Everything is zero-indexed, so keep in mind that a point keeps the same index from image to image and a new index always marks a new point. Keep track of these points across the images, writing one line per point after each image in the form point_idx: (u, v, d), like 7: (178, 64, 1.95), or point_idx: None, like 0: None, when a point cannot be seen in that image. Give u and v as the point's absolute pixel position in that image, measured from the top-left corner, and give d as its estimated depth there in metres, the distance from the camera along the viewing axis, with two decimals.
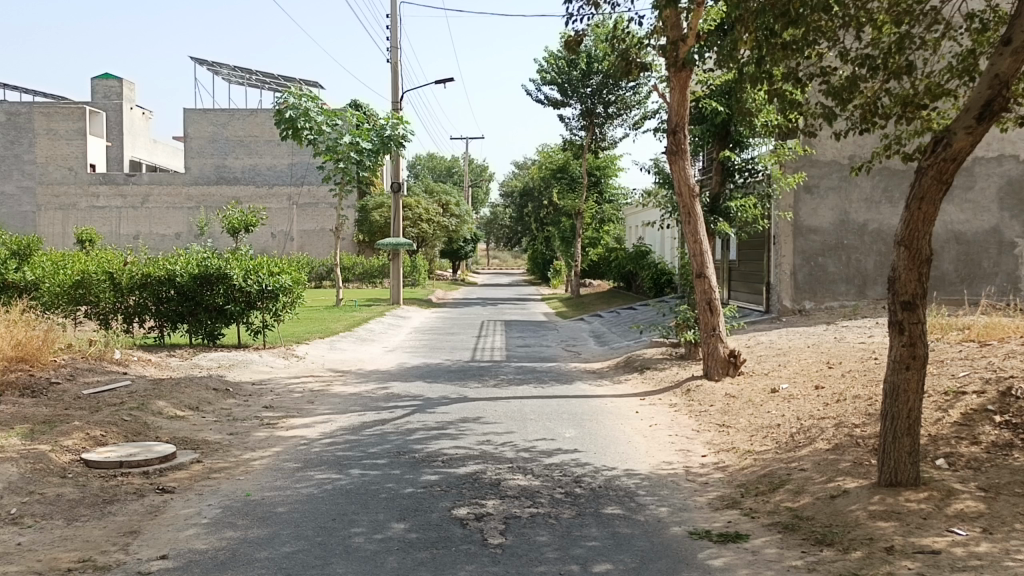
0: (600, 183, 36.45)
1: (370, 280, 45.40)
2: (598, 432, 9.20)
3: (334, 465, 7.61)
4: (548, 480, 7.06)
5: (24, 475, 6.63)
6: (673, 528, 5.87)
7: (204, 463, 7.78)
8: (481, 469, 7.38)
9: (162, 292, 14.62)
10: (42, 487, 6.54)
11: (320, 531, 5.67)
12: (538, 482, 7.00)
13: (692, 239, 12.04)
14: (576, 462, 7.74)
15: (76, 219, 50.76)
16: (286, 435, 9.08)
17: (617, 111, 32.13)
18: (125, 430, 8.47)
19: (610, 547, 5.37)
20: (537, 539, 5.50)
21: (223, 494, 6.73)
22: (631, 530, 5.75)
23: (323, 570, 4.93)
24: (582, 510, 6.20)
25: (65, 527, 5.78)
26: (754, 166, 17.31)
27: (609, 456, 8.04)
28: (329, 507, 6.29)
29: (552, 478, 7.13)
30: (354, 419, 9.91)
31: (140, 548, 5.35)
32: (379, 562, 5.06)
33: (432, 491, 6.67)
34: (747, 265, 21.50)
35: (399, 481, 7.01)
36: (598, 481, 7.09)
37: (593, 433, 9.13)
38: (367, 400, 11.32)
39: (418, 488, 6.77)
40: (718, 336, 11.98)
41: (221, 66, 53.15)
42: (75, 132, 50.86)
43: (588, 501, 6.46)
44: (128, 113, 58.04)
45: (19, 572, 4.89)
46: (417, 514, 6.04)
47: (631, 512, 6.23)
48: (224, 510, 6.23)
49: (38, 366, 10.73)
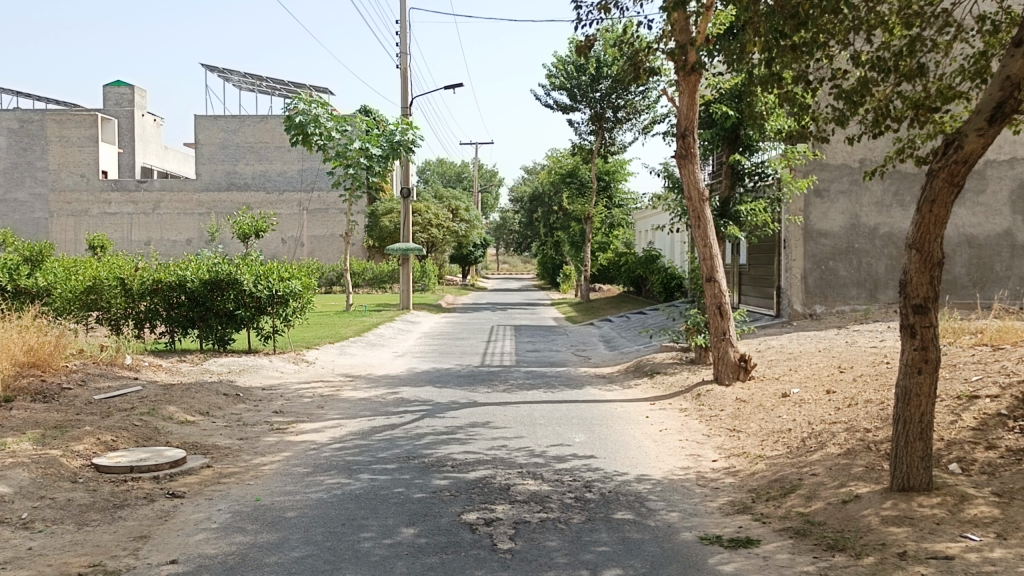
0: (610, 187, 36.38)
1: (380, 286, 45.43)
2: (608, 436, 9.18)
3: (343, 470, 7.62)
4: (559, 485, 7.04)
5: (36, 480, 6.67)
6: (684, 533, 5.84)
7: (215, 468, 7.80)
8: (491, 473, 7.37)
9: (173, 298, 14.71)
10: (53, 491, 6.57)
11: (329, 536, 5.67)
12: (548, 486, 6.99)
13: (702, 243, 12.00)
14: (587, 466, 7.72)
15: (87, 224, 50.68)
16: (296, 440, 9.09)
17: (627, 116, 32.06)
18: (136, 435, 8.50)
19: (620, 552, 5.35)
20: (547, 544, 5.49)
21: (234, 499, 6.74)
22: (642, 535, 5.72)
23: None
24: (592, 515, 6.17)
25: (76, 531, 5.80)
26: (764, 170, 17.26)
27: (620, 461, 8.01)
28: (338, 512, 6.28)
29: (563, 483, 7.12)
30: (364, 424, 9.91)
31: (150, 553, 5.36)
32: (388, 567, 5.06)
33: (442, 496, 6.66)
34: (758, 269, 21.44)
35: (409, 486, 7.00)
36: (608, 486, 7.06)
37: (603, 438, 9.11)
38: (377, 405, 11.32)
39: (428, 493, 6.76)
40: (728, 341, 11.94)
41: (233, 74, 53.64)
42: (88, 139, 51.38)
43: (598, 506, 6.43)
44: (140, 120, 58.50)
45: None
46: (427, 519, 6.03)
47: (642, 517, 6.20)
48: (235, 515, 6.24)
49: (49, 371, 10.81)
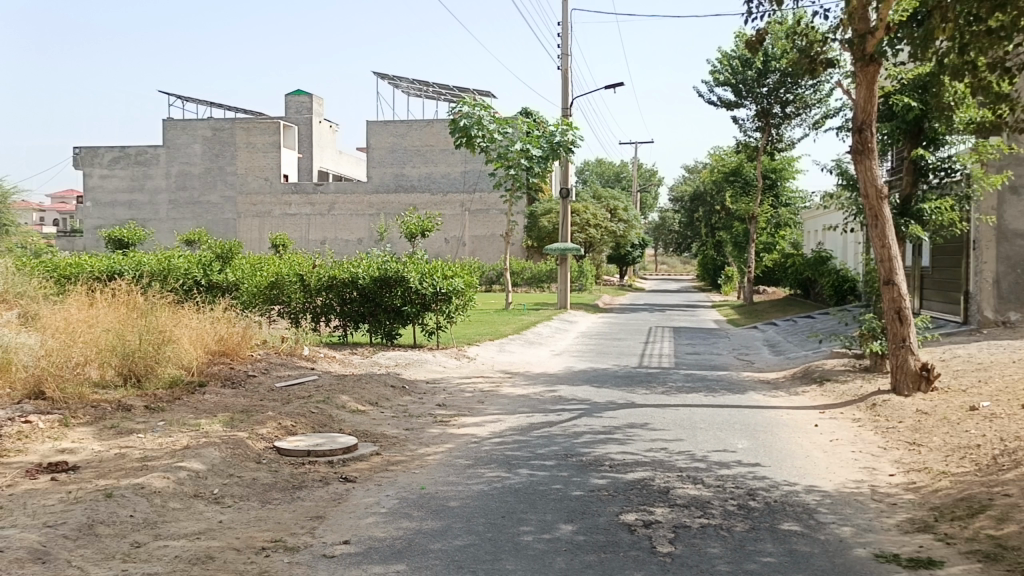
0: (777, 185, 34.97)
1: (538, 285, 45.92)
2: (772, 444, 8.84)
3: (503, 465, 7.78)
4: (720, 491, 6.86)
5: (225, 459, 7.26)
6: (857, 549, 5.53)
7: (383, 456, 8.19)
8: (649, 475, 7.30)
9: (346, 294, 15.59)
10: (240, 470, 7.13)
11: (490, 527, 5.81)
12: (708, 492, 6.83)
13: (879, 243, 11.27)
14: (751, 474, 7.47)
15: (270, 225, 54.61)
16: (458, 433, 9.39)
17: (796, 111, 30.67)
18: (312, 421, 9.07)
19: (787, 565, 5.14)
20: (708, 551, 5.37)
21: (400, 486, 7.05)
22: (810, 549, 5.47)
23: (494, 566, 5.04)
24: (756, 524, 5.97)
25: (260, 508, 6.28)
26: (951, 166, 16.01)
27: (786, 470, 7.69)
28: (499, 505, 6.43)
29: (725, 489, 6.93)
30: (522, 421, 10.08)
31: (325, 533, 5.71)
32: (547, 562, 5.12)
33: (600, 495, 6.66)
34: (942, 272, 19.92)
35: (567, 483, 7.05)
36: (773, 495, 6.81)
37: (767, 445, 8.78)
38: (536, 402, 11.48)
39: (586, 491, 6.79)
40: (908, 348, 11.18)
41: (401, 80, 56.08)
42: (271, 146, 55.37)
43: (762, 515, 6.22)
44: (317, 126, 62.36)
45: (221, 547, 5.35)
46: (585, 517, 6.05)
47: (811, 529, 5.93)
48: (401, 501, 6.53)
49: (237, 360, 11.75)
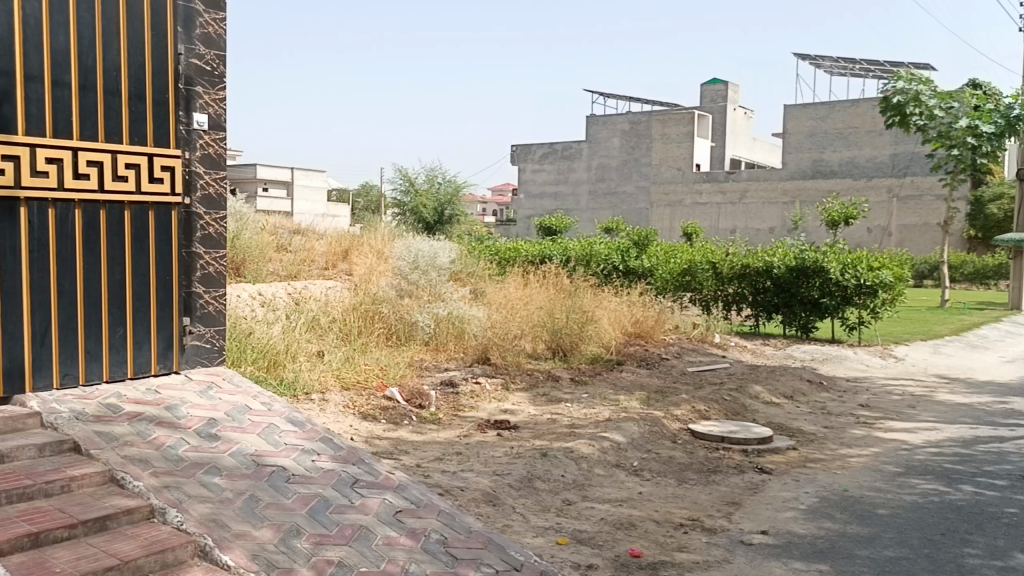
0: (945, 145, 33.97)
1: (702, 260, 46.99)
2: (867, 431, 10.34)
3: (626, 418, 9.97)
4: (789, 468, 8.68)
5: (413, 404, 10.01)
6: (870, 507, 7.24)
7: (533, 405, 10.62)
8: (738, 453, 9.21)
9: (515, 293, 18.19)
10: (424, 409, 9.85)
11: (596, 472, 8.06)
12: (780, 469, 8.66)
13: None
14: (827, 456, 9.17)
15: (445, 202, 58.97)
16: (599, 388, 11.62)
17: None
18: (482, 374, 11.67)
19: (805, 516, 7.01)
20: (751, 509, 7.32)
21: (540, 429, 9.44)
22: (833, 507, 7.26)
23: (589, 500, 7.32)
24: (804, 492, 7.79)
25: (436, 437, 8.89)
26: None
27: (862, 453, 9.29)
28: (609, 447, 8.65)
29: (794, 467, 8.72)
30: (658, 384, 12.15)
31: (477, 458, 8.21)
32: (628, 505, 7.32)
33: (689, 464, 8.71)
34: None
35: (669, 448, 9.13)
36: (835, 471, 8.51)
37: (861, 432, 10.31)
38: (675, 368, 13.47)
39: (680, 459, 8.86)
40: None
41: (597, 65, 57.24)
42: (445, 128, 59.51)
43: (813, 485, 8.01)
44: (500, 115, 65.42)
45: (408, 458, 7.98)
46: (670, 480, 8.16)
47: (847, 494, 7.66)
48: (538, 441, 8.92)
49: None
